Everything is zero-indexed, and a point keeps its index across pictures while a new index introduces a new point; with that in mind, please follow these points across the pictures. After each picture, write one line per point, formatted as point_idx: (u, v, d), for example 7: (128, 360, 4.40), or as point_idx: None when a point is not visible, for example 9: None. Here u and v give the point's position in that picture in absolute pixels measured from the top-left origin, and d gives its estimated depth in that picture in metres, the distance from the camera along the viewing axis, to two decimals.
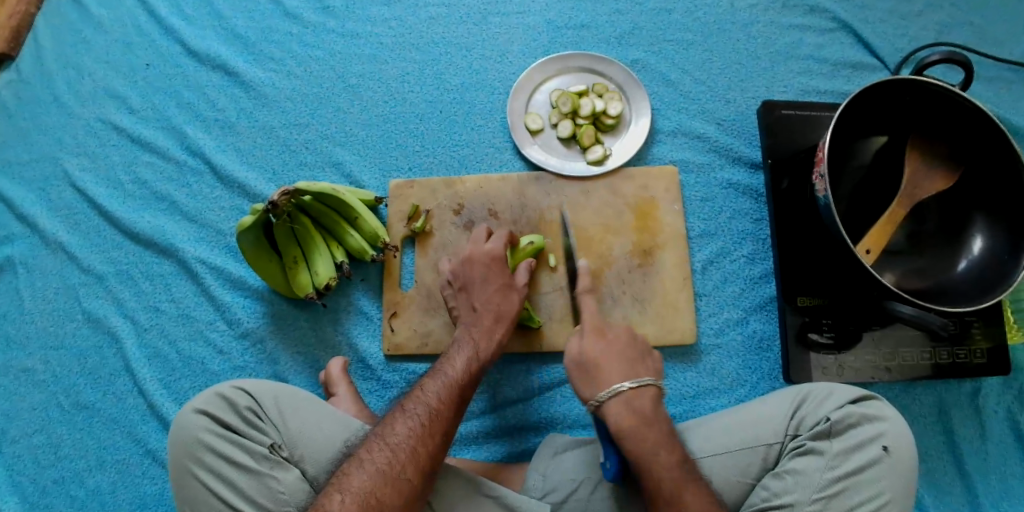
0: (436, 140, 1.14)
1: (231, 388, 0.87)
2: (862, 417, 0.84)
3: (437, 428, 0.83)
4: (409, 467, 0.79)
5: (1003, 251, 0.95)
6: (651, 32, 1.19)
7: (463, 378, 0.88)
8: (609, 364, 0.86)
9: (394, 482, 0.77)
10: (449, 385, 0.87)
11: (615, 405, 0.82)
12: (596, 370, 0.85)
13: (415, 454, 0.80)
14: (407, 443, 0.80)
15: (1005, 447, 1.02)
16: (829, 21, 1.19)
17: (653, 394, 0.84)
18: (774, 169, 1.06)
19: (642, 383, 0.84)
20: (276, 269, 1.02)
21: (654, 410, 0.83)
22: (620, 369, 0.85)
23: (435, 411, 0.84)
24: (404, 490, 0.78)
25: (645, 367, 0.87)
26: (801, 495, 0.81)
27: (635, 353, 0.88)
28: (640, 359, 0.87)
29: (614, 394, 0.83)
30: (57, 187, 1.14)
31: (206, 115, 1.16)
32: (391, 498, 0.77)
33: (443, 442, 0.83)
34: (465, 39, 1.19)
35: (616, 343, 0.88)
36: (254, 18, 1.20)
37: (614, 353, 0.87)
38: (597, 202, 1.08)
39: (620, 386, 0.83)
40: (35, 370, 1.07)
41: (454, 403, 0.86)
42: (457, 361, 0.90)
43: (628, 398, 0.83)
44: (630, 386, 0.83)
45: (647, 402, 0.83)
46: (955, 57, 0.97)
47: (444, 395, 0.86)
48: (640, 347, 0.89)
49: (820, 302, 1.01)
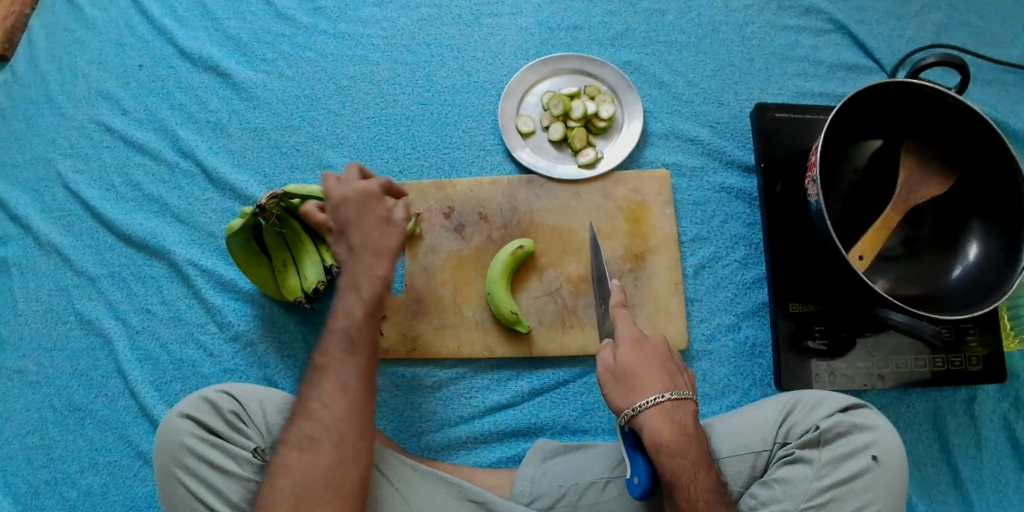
0: (428, 143, 1.13)
1: (215, 392, 0.87)
2: (853, 426, 0.82)
3: (328, 382, 0.80)
4: (311, 426, 0.78)
5: (999, 258, 0.93)
6: (645, 33, 1.18)
7: (347, 324, 0.83)
8: (647, 376, 0.79)
9: (300, 445, 0.78)
10: (335, 336, 0.83)
11: (654, 415, 0.77)
12: (633, 380, 0.79)
13: (309, 411, 0.79)
14: (304, 402, 0.80)
15: (1001, 456, 1.00)
16: (825, 22, 1.18)
17: (690, 409, 0.79)
18: (767, 172, 1.05)
19: (682, 398, 0.79)
20: (265, 272, 1.02)
21: (692, 425, 0.79)
22: (660, 381, 0.79)
23: (322, 367, 0.81)
24: (310, 450, 0.77)
25: (683, 380, 0.82)
26: (789, 504, 0.80)
27: (671, 365, 0.82)
28: (678, 373, 0.82)
29: (654, 405, 0.77)
30: (50, 188, 1.14)
31: (198, 117, 1.16)
32: (298, 460, 0.77)
33: (345, 395, 0.80)
34: (457, 40, 1.18)
35: (652, 355, 0.81)
36: (246, 19, 1.20)
37: (653, 366, 0.81)
38: (588, 205, 1.07)
39: (660, 397, 0.77)
40: (28, 371, 1.07)
41: (345, 351, 0.82)
42: (347, 303, 0.84)
43: (668, 410, 0.78)
44: (672, 399, 0.78)
45: (685, 415, 0.79)
46: (951, 60, 0.95)
47: (330, 347, 0.82)
48: (675, 361, 0.83)
49: (813, 309, 1.00)
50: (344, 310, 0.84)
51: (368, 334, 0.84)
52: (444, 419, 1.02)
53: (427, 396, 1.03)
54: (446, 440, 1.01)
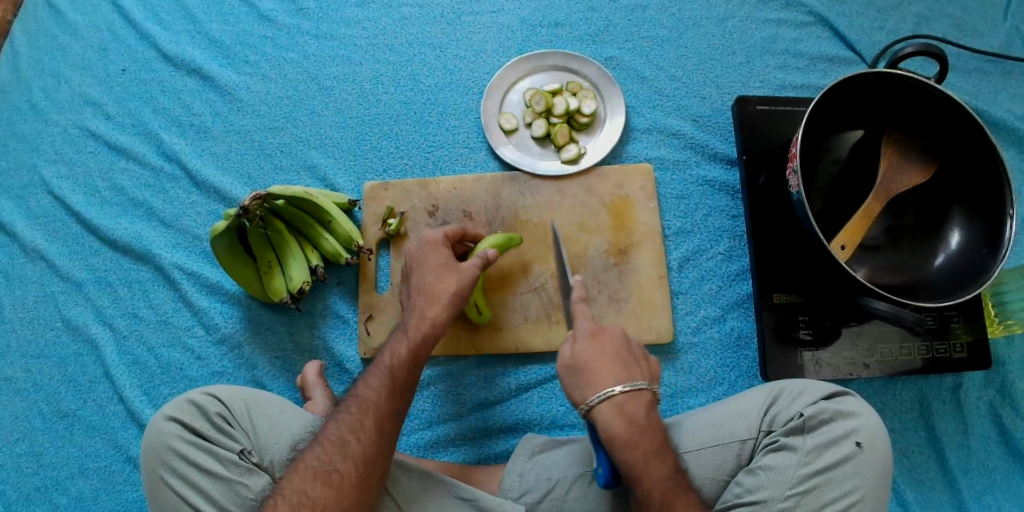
0: (411, 141, 1.14)
1: (201, 394, 0.87)
2: (836, 413, 0.83)
3: (367, 417, 0.81)
4: (339, 458, 0.78)
5: (981, 245, 0.94)
6: (627, 28, 1.18)
7: (396, 364, 0.86)
8: (601, 369, 0.80)
9: (323, 473, 0.77)
10: (382, 376, 0.86)
11: (606, 409, 0.78)
12: (587, 373, 0.80)
13: (338, 440, 0.79)
14: (337, 433, 0.80)
15: (987, 442, 1.01)
16: (805, 15, 1.18)
17: (646, 399, 0.79)
18: (749, 165, 1.06)
19: (637, 388, 0.79)
20: (251, 273, 1.02)
21: (646, 416, 0.78)
22: (613, 373, 0.80)
23: (365, 401, 0.83)
24: (335, 482, 0.76)
25: (639, 370, 0.81)
26: (774, 491, 0.80)
27: (627, 356, 0.82)
28: (633, 363, 0.82)
29: (604, 399, 0.78)
30: (35, 195, 1.14)
31: (181, 120, 1.16)
32: (322, 492, 0.75)
33: (378, 432, 0.81)
34: (440, 39, 1.18)
35: (607, 347, 0.82)
36: (228, 22, 1.20)
37: (608, 359, 0.81)
38: (572, 202, 1.08)
39: (611, 390, 0.78)
40: (16, 378, 1.07)
41: (387, 389, 0.84)
42: (393, 350, 0.88)
43: (619, 403, 0.78)
44: (624, 391, 0.78)
45: (638, 406, 0.79)
46: (930, 50, 0.95)
47: (375, 384, 0.85)
48: (632, 350, 0.83)
49: (797, 299, 1.01)
50: (391, 351, 0.88)
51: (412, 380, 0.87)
52: (433, 416, 1.02)
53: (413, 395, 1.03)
54: (434, 438, 1.01)
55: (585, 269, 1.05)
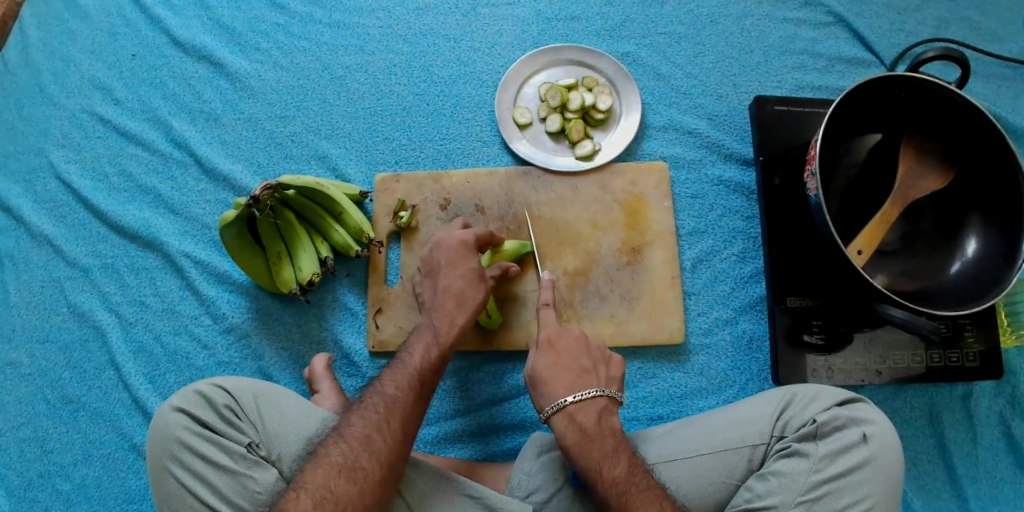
0: (424, 134, 1.12)
1: (209, 385, 0.86)
2: (849, 420, 0.83)
3: (394, 418, 0.81)
4: (364, 455, 0.77)
5: (998, 253, 0.93)
6: (643, 24, 1.17)
7: (422, 365, 0.87)
8: (558, 381, 0.87)
9: (347, 469, 0.76)
10: (408, 375, 0.86)
11: (559, 419, 0.84)
12: (545, 386, 0.87)
13: (361, 436, 0.79)
14: (363, 431, 0.79)
15: (996, 451, 1.00)
16: (824, 15, 1.17)
17: (598, 406, 0.85)
18: (765, 166, 1.04)
19: (587, 396, 0.85)
20: (259, 264, 1.00)
21: (597, 423, 0.84)
22: (567, 383, 0.87)
23: (392, 401, 0.83)
24: (360, 480, 0.76)
25: (594, 377, 0.88)
26: (785, 497, 0.79)
27: (585, 364, 0.89)
28: (590, 370, 0.89)
29: (559, 409, 0.84)
30: (42, 179, 1.13)
31: (191, 107, 1.15)
32: (346, 489, 0.74)
33: (404, 434, 0.81)
34: (454, 30, 1.17)
35: (564, 356, 0.89)
36: (240, 9, 1.18)
37: (565, 369, 0.88)
38: (585, 199, 1.07)
39: (563, 400, 0.85)
40: (21, 363, 1.06)
41: (414, 390, 0.85)
42: (417, 350, 0.89)
43: (571, 412, 0.84)
44: (574, 401, 0.85)
45: (589, 415, 0.84)
46: (952, 54, 0.94)
47: (401, 383, 0.85)
48: (592, 356, 0.90)
49: (811, 303, 1.00)
50: (411, 352, 0.89)
51: (434, 380, 0.88)
52: (440, 412, 1.02)
53: None
54: (441, 434, 1.01)
55: (596, 266, 1.04)
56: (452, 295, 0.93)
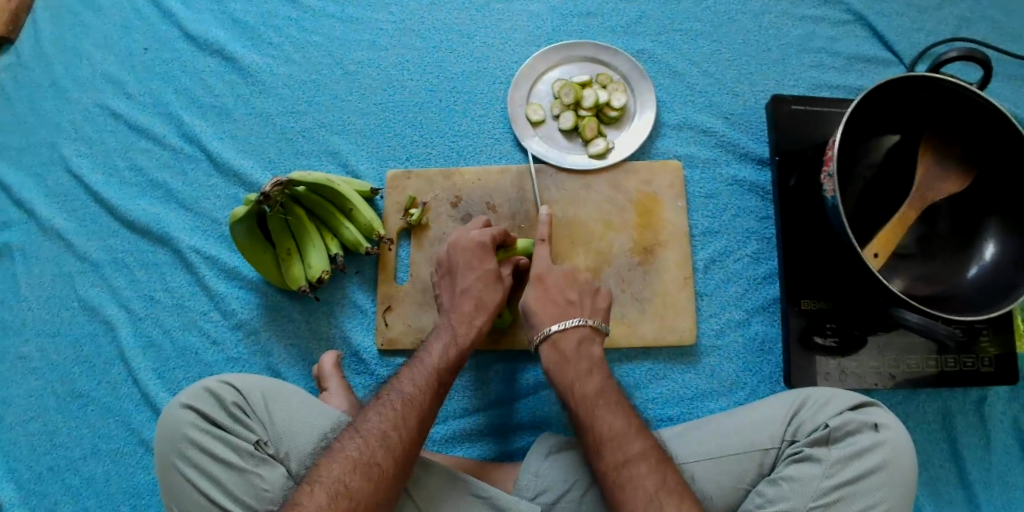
0: (436, 130, 1.11)
1: (218, 383, 0.86)
2: (862, 424, 0.82)
3: (410, 415, 0.81)
4: (380, 451, 0.77)
5: (1016, 258, 0.92)
6: (659, 21, 1.15)
7: (441, 364, 0.86)
8: (543, 311, 0.90)
9: (362, 464, 0.76)
10: (426, 373, 0.85)
11: (544, 347, 0.89)
12: (532, 318, 0.91)
13: (376, 432, 0.79)
14: (379, 427, 0.79)
15: (1010, 457, 0.99)
16: (843, 13, 1.15)
17: (579, 334, 0.89)
18: (781, 166, 1.03)
19: (569, 324, 0.89)
20: (269, 260, 1.00)
21: (578, 349, 0.88)
22: (552, 314, 0.90)
23: (409, 397, 0.82)
24: (374, 476, 0.75)
25: (578, 310, 0.91)
26: (797, 502, 0.79)
27: (572, 299, 0.92)
28: (575, 302, 0.91)
29: (543, 338, 0.89)
30: (54, 172, 1.13)
31: (203, 101, 1.14)
32: (360, 484, 0.74)
33: (419, 432, 0.80)
34: (467, 25, 1.15)
35: (551, 290, 0.92)
36: (252, 2, 1.17)
37: (553, 301, 0.91)
38: (598, 197, 1.06)
39: (546, 329, 0.89)
40: (31, 357, 1.06)
41: (431, 389, 0.84)
42: (435, 350, 0.89)
43: (554, 341, 0.89)
44: (556, 329, 0.88)
45: (570, 340, 0.88)
46: (974, 55, 0.92)
47: (419, 381, 0.84)
48: (582, 292, 0.93)
49: (825, 306, 0.99)
50: (430, 351, 0.89)
51: (451, 379, 0.87)
52: (450, 411, 1.02)
53: None
54: (451, 433, 1.00)
55: (608, 266, 1.03)
56: (472, 296, 0.93)
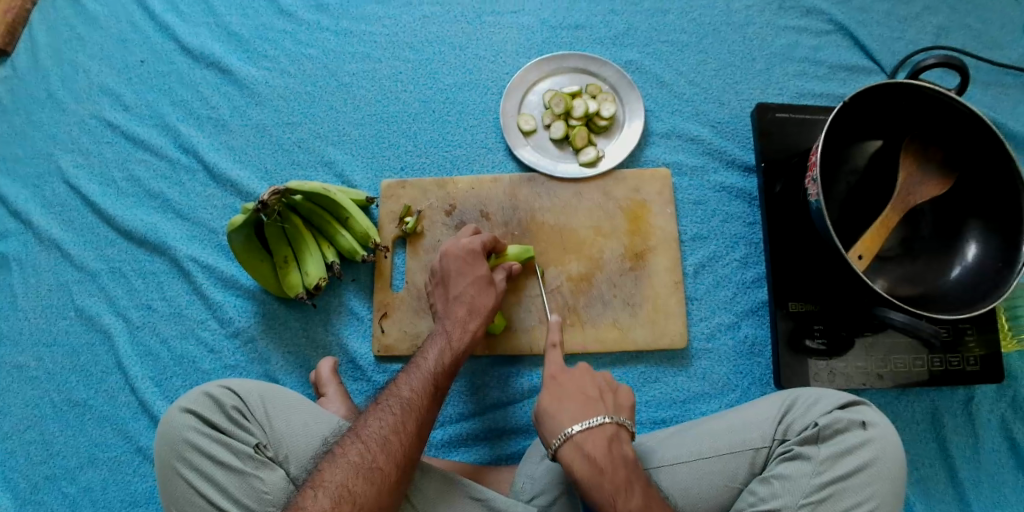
0: (429, 140, 1.14)
1: (219, 388, 0.87)
2: (851, 423, 0.83)
3: (410, 420, 0.82)
4: (381, 456, 0.78)
5: (997, 258, 0.94)
6: (646, 32, 1.18)
7: (437, 369, 0.88)
8: (564, 411, 0.82)
9: (363, 468, 0.77)
10: (423, 378, 0.87)
11: (568, 450, 0.80)
12: (550, 418, 0.83)
13: (377, 437, 0.80)
14: (380, 432, 0.80)
15: (998, 455, 1.01)
16: (825, 23, 1.18)
17: (606, 436, 0.80)
18: (767, 172, 1.06)
19: (595, 424, 0.80)
20: (266, 268, 1.01)
21: (609, 452, 0.80)
22: (573, 413, 0.82)
23: (409, 403, 0.83)
24: (377, 480, 0.77)
25: (601, 407, 0.83)
26: (788, 499, 0.80)
27: (591, 394, 0.84)
28: (596, 398, 0.84)
29: (567, 441, 0.80)
30: (51, 184, 1.14)
31: (199, 113, 1.16)
32: (363, 489, 0.76)
33: (418, 436, 0.82)
34: (459, 38, 1.18)
35: (570, 386, 0.85)
36: (248, 16, 1.20)
37: (572, 398, 0.84)
38: (589, 204, 1.08)
39: (569, 431, 0.80)
40: (28, 366, 1.07)
41: (430, 393, 0.85)
42: (430, 355, 0.90)
43: (579, 442, 0.80)
44: (582, 431, 0.80)
45: (598, 445, 0.80)
46: (951, 62, 0.95)
47: (417, 386, 0.85)
48: (597, 383, 0.86)
49: (812, 308, 1.01)
50: (426, 356, 0.89)
51: (448, 383, 0.89)
52: (445, 416, 1.03)
53: None
54: (447, 437, 1.02)
55: (599, 271, 1.05)
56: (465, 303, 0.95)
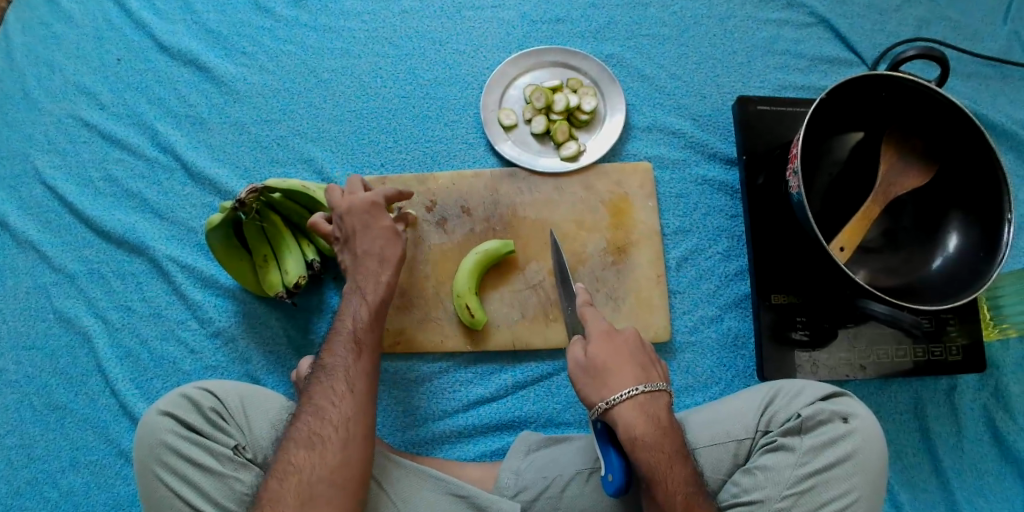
0: (410, 136, 1.13)
1: (196, 389, 0.85)
2: (833, 414, 0.83)
3: (338, 384, 0.83)
4: (319, 424, 0.79)
5: (979, 249, 0.94)
6: (627, 26, 1.18)
7: (357, 329, 0.88)
8: (619, 371, 0.79)
9: (317, 453, 0.77)
10: (344, 340, 0.87)
11: (628, 408, 0.76)
12: (605, 375, 0.79)
13: (318, 410, 0.80)
14: (312, 403, 0.81)
15: (981, 444, 1.01)
16: (806, 15, 1.18)
17: (665, 400, 0.79)
18: (748, 165, 1.05)
19: (656, 390, 0.78)
20: (245, 267, 1.00)
21: (667, 417, 0.78)
22: (633, 374, 0.79)
23: (333, 370, 0.84)
24: (319, 448, 0.78)
25: (655, 372, 0.81)
26: (771, 491, 0.80)
27: (643, 358, 0.82)
28: (650, 366, 0.81)
29: (626, 399, 0.76)
30: (27, 185, 1.13)
31: (177, 111, 1.15)
32: (306, 456, 0.77)
33: (354, 399, 0.82)
34: (439, 33, 1.17)
35: (621, 348, 0.81)
36: (225, 12, 1.19)
37: (626, 360, 0.80)
38: (571, 199, 1.07)
39: (633, 390, 0.77)
40: (6, 370, 1.06)
41: (352, 352, 0.86)
42: (360, 330, 0.88)
43: (641, 402, 0.77)
44: (645, 391, 0.77)
45: (659, 407, 0.78)
46: (932, 53, 0.95)
47: (340, 350, 0.86)
48: (647, 353, 0.83)
49: (794, 300, 1.01)
50: (354, 318, 0.89)
51: (374, 343, 0.88)
52: (430, 413, 1.02)
53: (409, 391, 1.03)
54: (431, 434, 1.01)
55: (582, 265, 1.05)
56: None
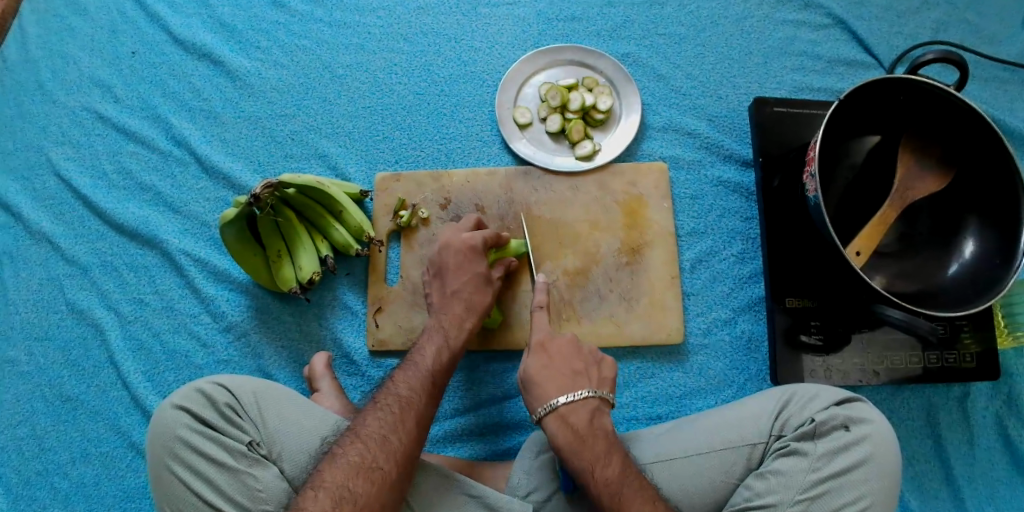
0: (424, 133, 1.13)
1: (211, 384, 0.86)
2: (847, 419, 0.83)
3: (409, 418, 0.81)
4: (381, 456, 0.77)
5: (995, 256, 0.93)
6: (643, 25, 1.17)
7: (434, 368, 0.88)
8: (549, 383, 0.85)
9: (375, 485, 0.75)
10: (419, 375, 0.86)
11: (550, 421, 0.82)
12: (537, 389, 0.85)
13: (381, 440, 0.79)
14: (379, 433, 0.79)
15: (993, 452, 1.01)
16: (824, 16, 1.17)
17: (590, 407, 0.83)
18: (765, 167, 1.05)
19: (578, 398, 0.83)
20: (259, 262, 1.00)
21: (590, 425, 0.82)
22: (559, 385, 0.85)
23: (406, 402, 0.83)
24: (377, 480, 0.76)
25: (587, 378, 0.86)
26: (784, 495, 0.80)
27: (579, 365, 0.87)
28: (583, 372, 0.86)
29: (550, 411, 0.83)
30: (41, 176, 1.13)
31: (191, 105, 1.15)
32: (364, 489, 0.74)
33: (419, 435, 0.81)
34: (454, 30, 1.17)
35: (556, 359, 0.87)
36: (240, 7, 1.18)
37: (559, 369, 0.86)
38: (585, 199, 1.07)
39: (555, 402, 0.83)
40: (18, 361, 1.06)
41: (426, 391, 0.85)
42: (427, 353, 0.90)
43: (562, 413, 0.82)
44: (566, 402, 0.83)
45: (582, 416, 0.82)
46: (952, 57, 0.94)
47: (414, 383, 0.85)
48: (585, 359, 0.88)
49: (810, 304, 1.00)
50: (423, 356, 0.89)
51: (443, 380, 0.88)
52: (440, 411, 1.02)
53: None
54: (441, 433, 1.01)
55: (596, 266, 1.05)
56: (462, 300, 0.95)
